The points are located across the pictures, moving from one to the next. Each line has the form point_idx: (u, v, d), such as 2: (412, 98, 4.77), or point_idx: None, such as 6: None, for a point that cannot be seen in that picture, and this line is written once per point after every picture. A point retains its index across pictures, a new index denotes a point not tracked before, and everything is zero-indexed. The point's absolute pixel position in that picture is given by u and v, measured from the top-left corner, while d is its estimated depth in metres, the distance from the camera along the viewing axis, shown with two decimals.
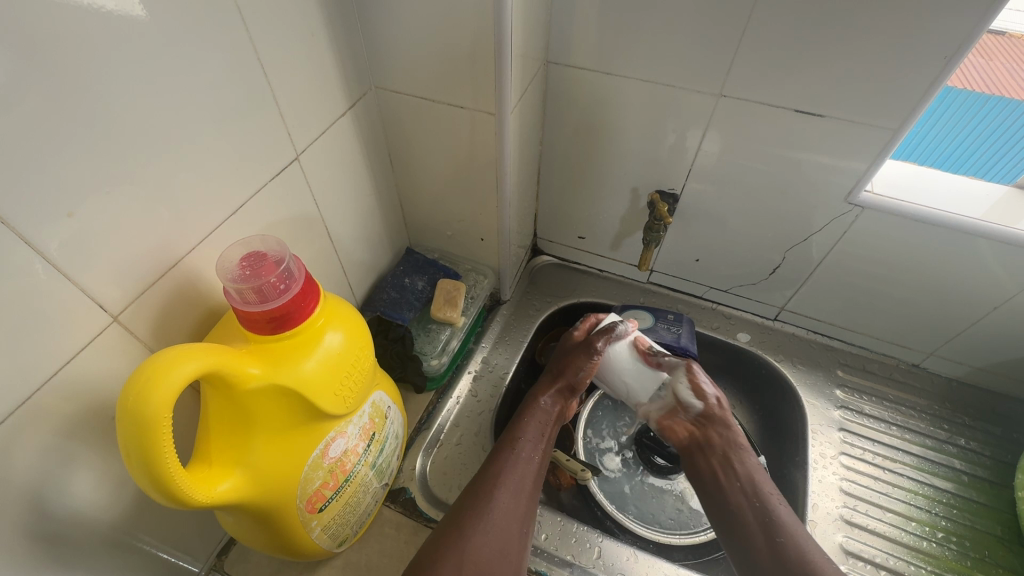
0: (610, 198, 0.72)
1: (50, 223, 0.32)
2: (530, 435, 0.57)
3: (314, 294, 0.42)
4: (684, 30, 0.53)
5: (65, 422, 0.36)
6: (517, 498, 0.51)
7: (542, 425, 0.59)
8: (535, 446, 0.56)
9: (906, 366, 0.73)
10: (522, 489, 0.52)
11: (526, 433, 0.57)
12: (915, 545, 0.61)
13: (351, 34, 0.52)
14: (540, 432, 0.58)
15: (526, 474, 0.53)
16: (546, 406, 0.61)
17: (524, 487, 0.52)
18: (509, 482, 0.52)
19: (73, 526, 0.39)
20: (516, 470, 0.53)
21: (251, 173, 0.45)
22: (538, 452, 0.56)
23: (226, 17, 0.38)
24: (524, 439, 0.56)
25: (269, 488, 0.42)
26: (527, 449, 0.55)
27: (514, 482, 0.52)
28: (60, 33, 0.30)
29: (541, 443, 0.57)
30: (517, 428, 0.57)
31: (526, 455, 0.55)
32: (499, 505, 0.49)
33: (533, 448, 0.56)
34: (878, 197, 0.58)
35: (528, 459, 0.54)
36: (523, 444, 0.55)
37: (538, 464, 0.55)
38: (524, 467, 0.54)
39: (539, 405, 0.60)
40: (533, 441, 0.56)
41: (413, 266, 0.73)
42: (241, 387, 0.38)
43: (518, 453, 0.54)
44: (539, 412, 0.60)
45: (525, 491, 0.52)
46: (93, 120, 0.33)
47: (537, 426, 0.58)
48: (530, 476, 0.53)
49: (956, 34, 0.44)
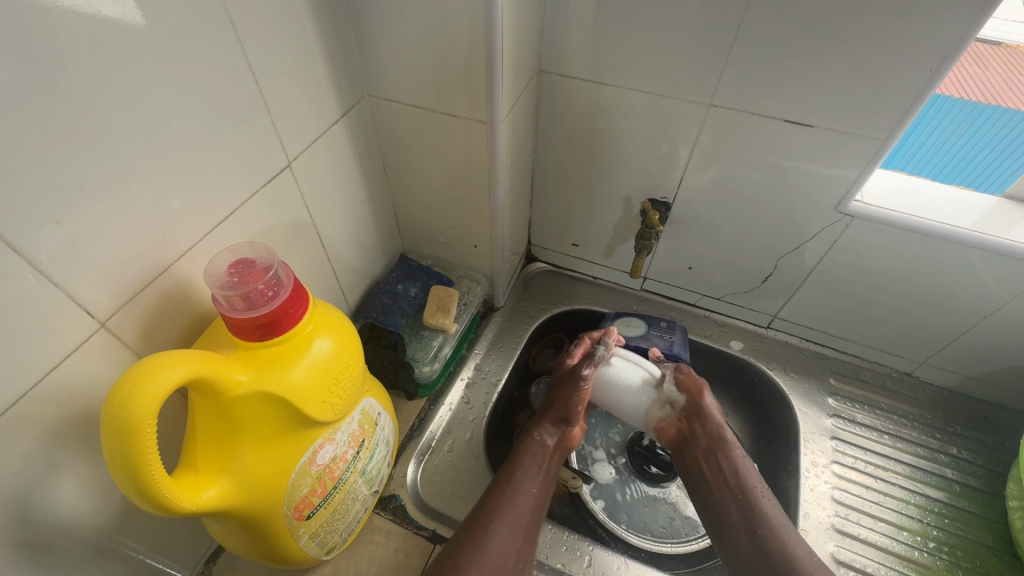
0: (603, 206, 0.72)
1: (37, 230, 0.32)
2: (528, 467, 0.57)
3: (302, 301, 0.42)
4: (675, 40, 0.53)
5: (50, 429, 0.36)
6: (515, 533, 0.51)
7: (540, 458, 0.59)
8: (533, 477, 0.57)
9: (898, 375, 0.73)
10: (519, 522, 0.52)
11: (524, 466, 0.57)
12: (906, 554, 0.60)
13: (343, 42, 0.52)
14: (538, 464, 0.58)
15: (525, 508, 0.54)
16: (544, 439, 0.61)
17: (523, 521, 0.53)
18: (507, 516, 0.52)
19: (58, 533, 0.39)
20: (514, 505, 0.53)
21: (242, 180, 0.46)
22: (537, 484, 0.56)
23: (218, 26, 0.39)
24: (522, 472, 0.57)
25: (256, 495, 0.42)
26: (525, 482, 0.56)
27: (511, 513, 0.52)
28: (49, 41, 0.30)
29: (539, 474, 0.57)
30: (514, 462, 0.58)
31: (524, 488, 0.55)
32: (495, 540, 0.50)
33: (532, 479, 0.56)
34: (868, 206, 0.58)
35: (526, 492, 0.55)
36: (520, 476, 0.56)
37: (537, 496, 0.55)
38: (521, 500, 0.54)
39: (537, 439, 0.60)
40: (531, 474, 0.57)
41: (406, 272, 0.73)
42: (227, 393, 0.38)
43: (516, 487, 0.55)
44: (536, 444, 0.60)
45: (524, 525, 0.52)
46: (84, 127, 0.33)
47: (535, 459, 0.58)
48: (529, 508, 0.54)
49: (942, 47, 0.45)
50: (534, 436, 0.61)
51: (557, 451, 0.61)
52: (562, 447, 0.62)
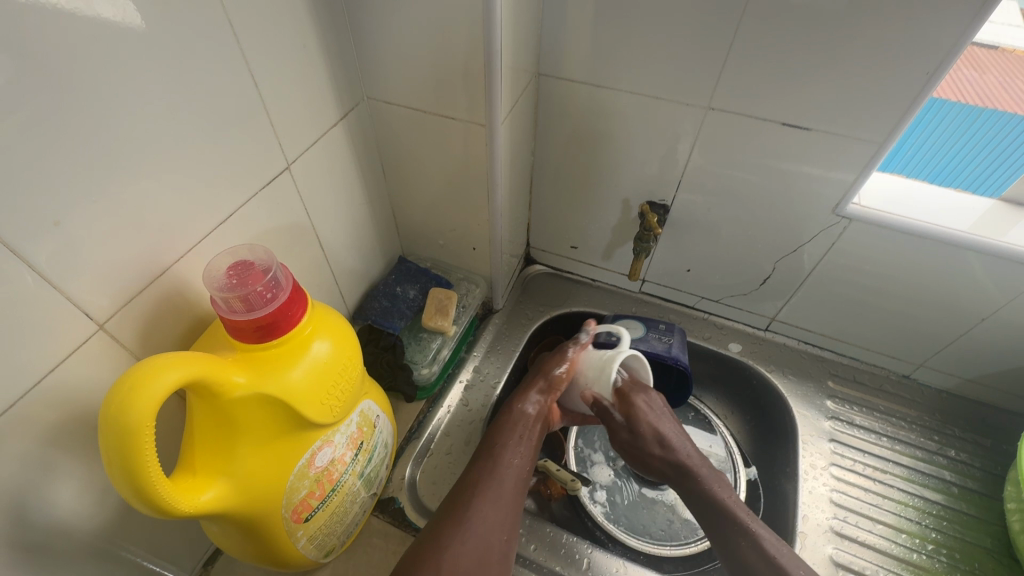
0: (602, 208, 0.73)
1: (38, 232, 0.32)
2: (509, 440, 0.57)
3: (301, 303, 0.42)
4: (673, 44, 0.54)
5: (48, 431, 0.36)
6: (497, 505, 0.50)
7: (524, 430, 0.58)
8: (515, 449, 0.56)
9: (896, 377, 0.73)
10: (501, 496, 0.51)
11: (504, 439, 0.57)
12: (905, 557, 0.60)
13: (342, 45, 0.53)
14: (521, 435, 0.58)
15: (507, 480, 0.53)
16: (525, 413, 0.60)
17: (505, 493, 0.52)
18: (488, 490, 0.51)
19: (56, 536, 0.39)
20: (495, 478, 0.52)
21: (242, 182, 0.46)
22: (519, 455, 0.56)
23: (217, 28, 0.39)
24: (503, 445, 0.56)
25: (254, 497, 0.42)
26: (506, 455, 0.55)
27: (492, 489, 0.52)
28: (49, 43, 0.30)
29: (522, 446, 0.57)
30: (494, 438, 0.57)
31: (506, 459, 0.54)
32: (477, 514, 0.49)
33: (514, 452, 0.56)
34: (866, 209, 0.58)
35: (507, 466, 0.54)
36: (501, 450, 0.55)
37: (520, 467, 0.55)
38: (503, 474, 0.53)
39: (517, 413, 0.60)
40: (513, 446, 0.56)
41: (405, 274, 0.73)
42: (225, 395, 0.38)
43: (498, 461, 0.54)
44: (518, 416, 0.59)
45: (506, 497, 0.51)
46: (85, 131, 0.33)
47: (517, 430, 0.58)
48: (511, 481, 0.53)
49: (938, 50, 0.45)
50: (515, 409, 0.60)
51: (541, 422, 0.61)
52: (545, 418, 0.62)
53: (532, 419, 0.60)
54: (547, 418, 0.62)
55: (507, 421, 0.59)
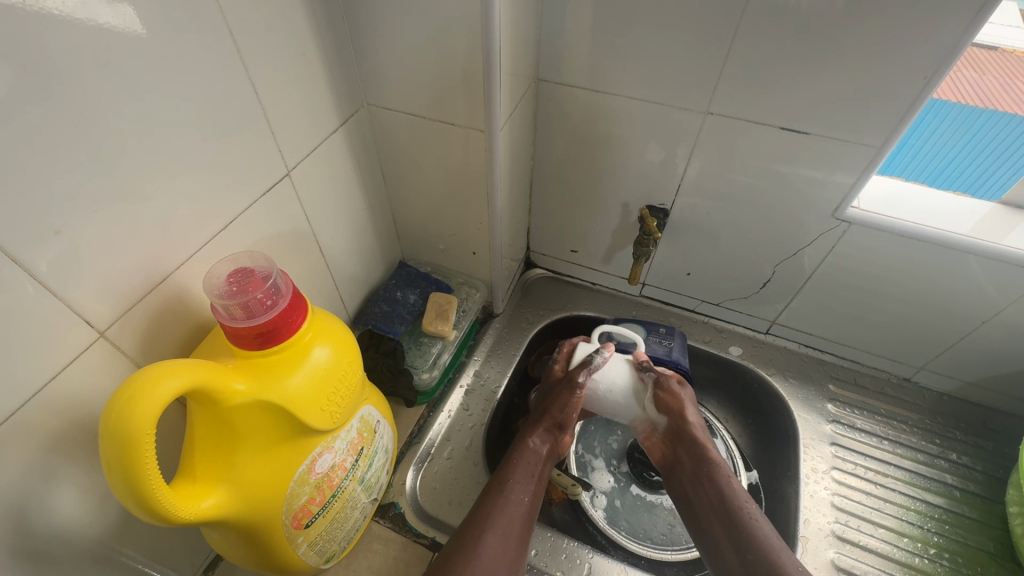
0: (602, 212, 0.73)
1: (37, 240, 0.32)
2: (520, 476, 0.57)
3: (301, 309, 0.42)
4: (671, 49, 0.54)
5: (50, 439, 0.36)
6: (507, 543, 0.50)
7: (533, 466, 0.59)
8: (525, 486, 0.56)
9: (897, 380, 0.73)
10: (511, 532, 0.51)
11: (516, 475, 0.57)
12: (907, 561, 0.60)
13: (342, 52, 0.53)
14: (530, 471, 0.58)
15: (516, 516, 0.53)
16: (535, 448, 0.60)
17: (514, 529, 0.52)
18: (498, 526, 0.51)
19: (56, 543, 0.39)
20: (505, 514, 0.53)
21: (241, 189, 0.46)
22: (529, 492, 0.56)
23: (218, 36, 0.39)
24: (514, 480, 0.56)
25: (254, 503, 0.42)
26: (517, 489, 0.55)
27: (501, 523, 0.52)
28: (50, 54, 0.30)
29: (531, 483, 0.57)
30: (506, 469, 0.57)
31: (517, 496, 0.55)
32: (487, 548, 0.49)
33: (524, 487, 0.56)
34: (865, 213, 0.58)
35: (517, 500, 0.54)
36: (512, 484, 0.55)
37: (528, 504, 0.55)
38: (514, 509, 0.53)
39: (528, 446, 0.60)
40: (523, 482, 0.56)
41: (405, 279, 0.74)
42: (225, 403, 0.38)
43: (508, 493, 0.54)
44: (530, 452, 0.59)
45: (514, 534, 0.52)
46: (87, 139, 0.33)
47: (527, 466, 0.58)
48: (519, 517, 0.53)
49: (936, 54, 0.45)
50: (528, 443, 0.60)
51: (549, 458, 0.61)
52: (553, 454, 0.62)
53: (542, 455, 0.60)
54: (554, 454, 0.62)
55: (517, 456, 0.59)
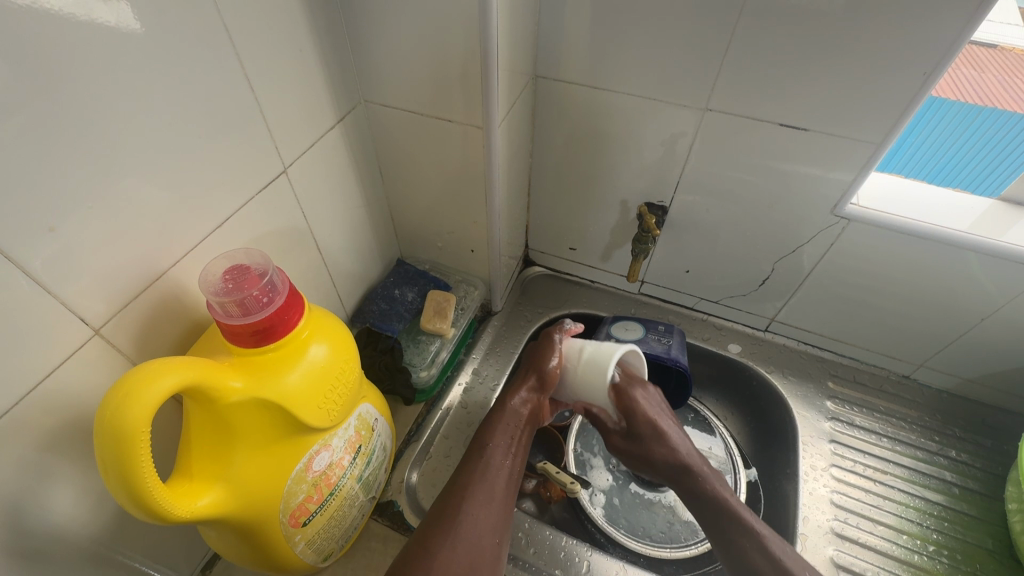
0: (600, 210, 0.72)
1: (32, 237, 0.32)
2: (499, 442, 0.57)
3: (298, 307, 0.42)
4: (670, 46, 0.53)
5: (45, 437, 0.36)
6: (489, 509, 0.51)
7: (513, 428, 0.59)
8: (505, 452, 0.56)
9: (896, 378, 0.73)
10: (492, 499, 0.52)
11: (496, 440, 0.57)
12: (906, 558, 0.60)
13: (339, 49, 0.53)
14: (511, 435, 0.58)
15: (497, 483, 0.54)
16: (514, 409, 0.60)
17: (496, 496, 0.53)
18: (479, 493, 0.52)
19: (53, 541, 0.39)
20: (486, 481, 0.53)
21: (237, 187, 0.46)
22: (510, 456, 0.56)
23: (214, 32, 0.39)
24: (494, 446, 0.56)
25: (251, 501, 0.42)
26: (496, 456, 0.56)
27: (482, 491, 0.52)
28: (45, 51, 0.30)
29: (511, 447, 0.57)
30: (485, 435, 0.57)
31: (497, 462, 0.55)
32: (468, 516, 0.50)
33: (504, 453, 0.56)
34: (864, 209, 0.58)
35: (498, 467, 0.55)
36: (493, 450, 0.56)
37: (510, 470, 0.56)
38: (494, 476, 0.54)
39: (507, 409, 0.59)
40: (503, 448, 0.56)
41: (403, 277, 0.73)
42: (221, 400, 0.38)
43: (488, 462, 0.55)
44: (509, 414, 0.59)
45: (496, 500, 0.52)
46: (82, 136, 0.33)
47: (507, 430, 0.58)
48: (500, 483, 0.54)
49: (936, 51, 0.45)
50: (506, 405, 0.60)
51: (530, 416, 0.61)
52: (535, 415, 0.62)
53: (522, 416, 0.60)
54: (537, 415, 0.62)
55: (496, 420, 0.59)
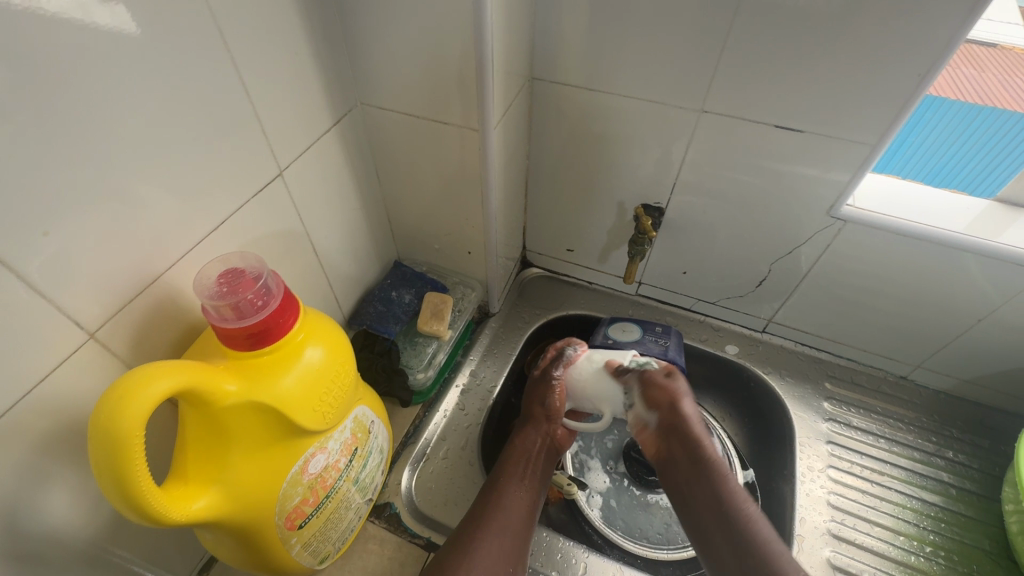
0: (597, 212, 0.73)
1: (28, 242, 0.32)
2: (512, 473, 0.58)
3: (293, 310, 0.42)
4: (666, 47, 0.54)
5: (40, 441, 0.36)
6: (503, 536, 0.52)
7: (526, 459, 0.60)
8: (518, 482, 0.57)
9: (894, 378, 0.73)
10: (506, 527, 0.53)
11: (509, 472, 0.58)
12: (903, 559, 0.60)
13: (335, 51, 0.53)
14: (523, 467, 0.59)
15: (511, 513, 0.54)
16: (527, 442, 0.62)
17: (510, 524, 0.53)
18: (493, 522, 0.53)
19: (48, 544, 0.39)
20: (500, 510, 0.54)
21: (233, 189, 0.46)
22: (523, 487, 0.57)
23: (209, 35, 0.39)
24: (507, 478, 0.57)
25: (247, 505, 0.42)
26: (510, 487, 0.57)
27: (496, 518, 0.53)
28: (38, 54, 0.30)
29: (524, 479, 0.58)
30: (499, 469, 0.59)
31: (510, 493, 0.56)
32: (481, 544, 0.50)
33: (517, 484, 0.57)
34: (860, 210, 0.58)
35: (511, 496, 0.56)
36: (506, 482, 0.57)
37: (524, 500, 0.56)
38: (508, 504, 0.55)
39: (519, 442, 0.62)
40: (515, 479, 0.58)
41: (400, 279, 0.73)
42: (216, 404, 0.38)
43: (502, 492, 0.56)
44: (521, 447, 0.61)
45: (510, 530, 0.53)
46: (78, 138, 0.33)
47: (520, 463, 0.60)
48: (514, 513, 0.54)
49: (931, 53, 0.45)
50: (518, 439, 0.62)
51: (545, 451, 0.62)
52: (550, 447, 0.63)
53: (535, 449, 0.61)
54: (553, 447, 0.63)
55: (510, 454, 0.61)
